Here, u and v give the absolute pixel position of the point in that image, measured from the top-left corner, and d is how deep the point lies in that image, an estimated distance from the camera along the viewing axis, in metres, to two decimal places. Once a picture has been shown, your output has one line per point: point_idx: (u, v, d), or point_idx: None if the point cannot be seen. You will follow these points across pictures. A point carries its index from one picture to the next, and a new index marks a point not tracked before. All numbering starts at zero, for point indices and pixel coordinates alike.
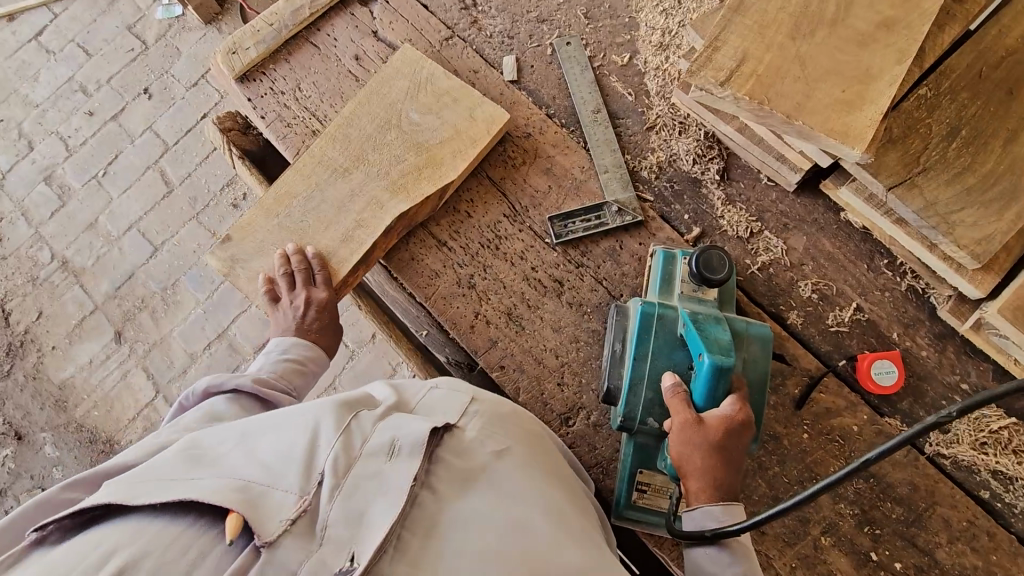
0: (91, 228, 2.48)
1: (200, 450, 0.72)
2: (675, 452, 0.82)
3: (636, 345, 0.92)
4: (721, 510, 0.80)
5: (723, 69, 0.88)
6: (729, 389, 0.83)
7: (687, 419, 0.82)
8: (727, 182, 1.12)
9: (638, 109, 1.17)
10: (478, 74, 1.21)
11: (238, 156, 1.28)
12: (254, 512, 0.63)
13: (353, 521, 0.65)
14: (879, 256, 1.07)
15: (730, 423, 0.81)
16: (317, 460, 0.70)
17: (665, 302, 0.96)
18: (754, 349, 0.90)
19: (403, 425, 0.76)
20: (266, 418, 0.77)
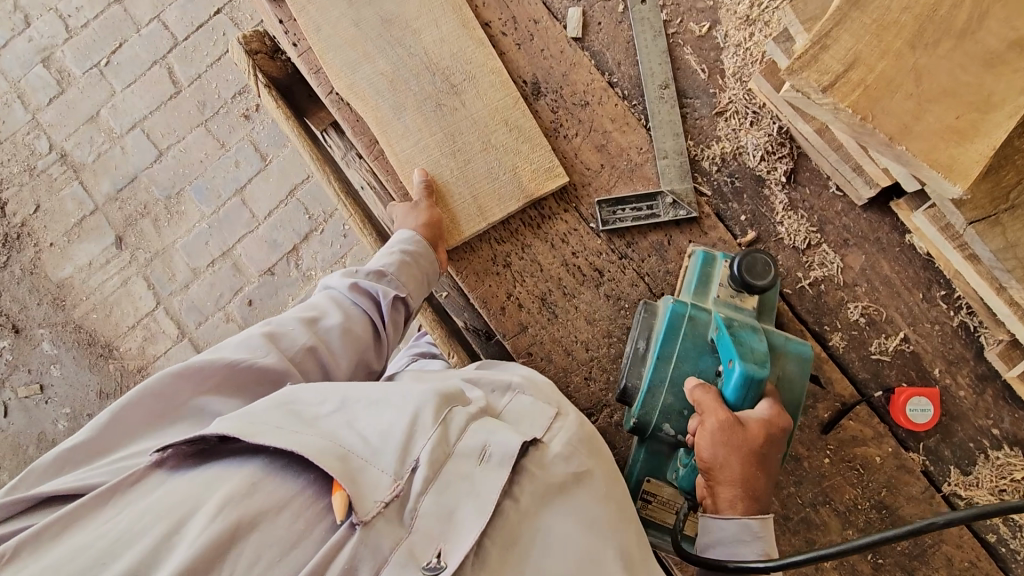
0: (92, 122, 2.33)
1: (300, 408, 0.70)
2: (708, 455, 0.79)
3: (662, 345, 0.90)
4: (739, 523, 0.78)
5: (828, 72, 0.77)
6: (762, 392, 0.81)
7: (726, 420, 0.78)
8: (792, 185, 1.04)
9: (709, 90, 1.06)
10: (539, 24, 1.08)
11: (264, 84, 1.15)
12: (354, 487, 0.62)
13: (442, 517, 0.64)
14: (936, 286, 1.02)
15: (770, 427, 0.79)
16: (415, 446, 0.68)
17: (699, 305, 0.92)
18: (791, 368, 0.88)
19: (496, 430, 0.72)
20: (366, 389, 0.74)
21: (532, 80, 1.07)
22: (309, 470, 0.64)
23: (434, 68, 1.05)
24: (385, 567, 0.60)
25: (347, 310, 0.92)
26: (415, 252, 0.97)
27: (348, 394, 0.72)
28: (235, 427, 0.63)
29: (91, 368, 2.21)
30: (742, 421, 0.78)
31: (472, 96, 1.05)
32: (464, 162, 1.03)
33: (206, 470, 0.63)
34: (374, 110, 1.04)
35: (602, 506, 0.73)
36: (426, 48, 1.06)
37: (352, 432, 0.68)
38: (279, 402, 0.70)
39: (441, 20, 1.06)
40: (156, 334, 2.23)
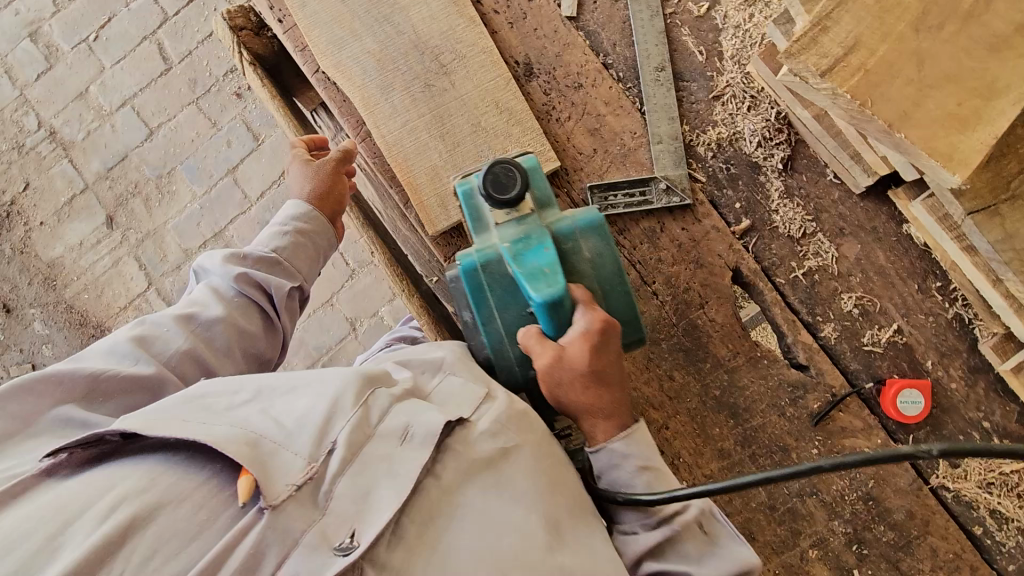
0: (81, 98, 2.29)
1: (212, 401, 0.71)
2: (582, 399, 0.81)
3: (479, 309, 0.85)
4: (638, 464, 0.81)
5: (827, 56, 0.74)
6: (573, 305, 0.80)
7: (552, 361, 0.78)
8: (789, 172, 1.02)
9: (706, 73, 1.03)
10: (533, 3, 1.04)
11: (250, 62, 1.12)
12: (260, 469, 0.63)
13: (358, 499, 0.66)
14: (932, 277, 1.00)
15: (592, 337, 0.78)
16: (333, 428, 0.70)
17: (480, 244, 0.85)
18: (593, 244, 0.85)
19: (419, 412, 0.74)
20: (284, 377, 0.75)
21: (524, 61, 1.04)
22: (217, 461, 0.66)
23: (423, 48, 1.02)
24: (292, 552, 0.61)
25: (230, 302, 0.92)
26: (305, 231, 1.01)
27: (264, 383, 0.74)
28: (134, 424, 0.64)
29: (83, 349, 2.20)
30: (565, 355, 0.78)
31: (462, 77, 1.02)
32: (454, 145, 1.00)
33: (100, 471, 0.64)
34: (361, 90, 1.01)
35: (531, 480, 0.74)
36: (415, 26, 1.03)
37: (266, 420, 0.69)
38: (192, 396, 0.71)
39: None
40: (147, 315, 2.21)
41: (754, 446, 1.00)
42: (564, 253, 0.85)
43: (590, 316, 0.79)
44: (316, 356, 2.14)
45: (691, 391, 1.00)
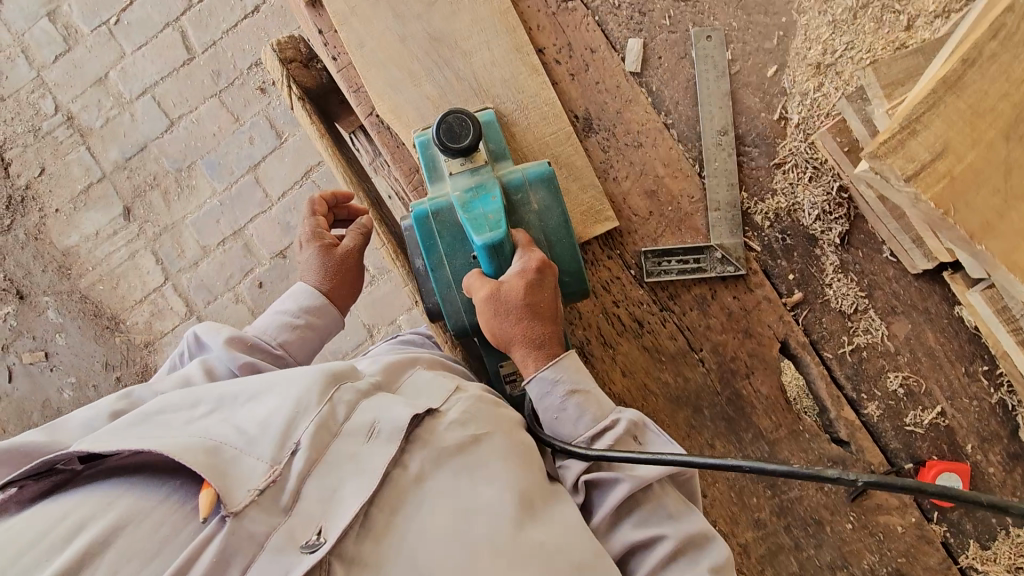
0: (100, 84, 2.23)
1: (172, 417, 0.75)
2: (516, 331, 0.84)
3: (429, 255, 0.91)
4: (591, 418, 0.82)
5: (914, 160, 0.73)
6: (513, 249, 0.85)
7: (488, 293, 0.83)
8: (845, 247, 1.01)
9: (770, 139, 1.01)
10: (596, 54, 1.01)
11: (299, 97, 1.08)
12: (220, 479, 0.66)
13: (325, 498, 0.69)
14: (979, 361, 1.00)
15: (529, 276, 0.83)
16: (295, 431, 0.73)
17: (434, 194, 0.92)
18: (541, 195, 0.90)
19: (385, 407, 0.77)
20: (245, 388, 0.79)
21: (584, 115, 1.01)
22: (179, 476, 0.70)
23: (482, 96, 0.99)
24: (260, 552, 0.64)
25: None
26: (306, 323, 1.02)
27: (225, 394, 0.79)
28: (92, 445, 0.69)
29: (97, 340, 2.18)
30: (502, 288, 0.82)
31: (521, 131, 0.99)
32: None
33: (60, 499, 0.68)
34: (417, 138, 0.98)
35: (498, 467, 0.76)
36: (476, 73, 0.99)
37: (226, 428, 0.73)
38: (152, 416, 0.76)
39: (493, 40, 1.00)
40: (163, 310, 2.19)
41: (789, 516, 1.01)
42: (513, 204, 0.90)
43: (528, 255, 0.84)
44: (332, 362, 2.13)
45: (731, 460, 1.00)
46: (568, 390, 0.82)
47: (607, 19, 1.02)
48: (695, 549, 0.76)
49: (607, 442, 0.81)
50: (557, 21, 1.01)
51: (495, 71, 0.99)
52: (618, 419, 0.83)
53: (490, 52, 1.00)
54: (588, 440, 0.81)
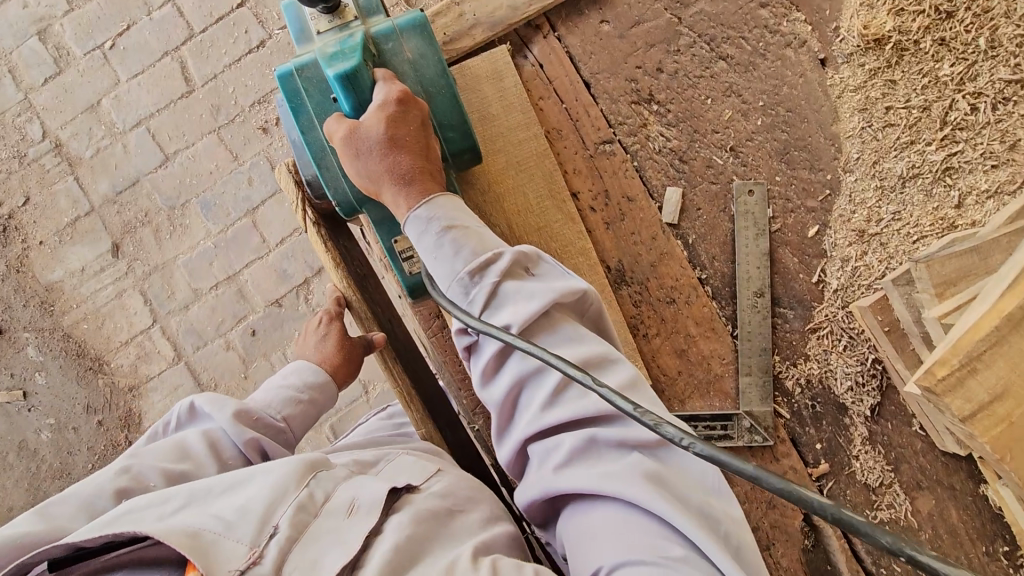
0: (91, 111, 2.12)
1: (141, 512, 0.67)
2: (378, 171, 0.78)
3: (298, 118, 0.85)
4: (470, 252, 0.71)
5: (971, 400, 0.69)
6: (370, 86, 0.80)
7: (346, 133, 0.78)
8: (875, 419, 0.97)
9: (806, 303, 0.97)
10: (633, 202, 0.96)
11: (314, 220, 1.01)
12: (200, 560, 0.59)
13: (308, 567, 0.61)
14: (1001, 541, 0.98)
15: (388, 110, 0.78)
16: (275, 513, 0.65)
17: (302, 53, 0.85)
18: (413, 43, 0.84)
19: (364, 487, 0.72)
20: (223, 479, 0.71)
21: (616, 265, 0.96)
22: (159, 570, 0.61)
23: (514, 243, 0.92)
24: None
25: (225, 464, 0.81)
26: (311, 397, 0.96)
27: (198, 488, 0.70)
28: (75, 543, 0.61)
29: (78, 382, 2.09)
30: (361, 126, 0.78)
31: None
32: None
33: None
34: None
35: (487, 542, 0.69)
36: (507, 218, 0.93)
37: (203, 517, 0.65)
38: (117, 518, 0.66)
39: (527, 182, 0.93)
40: (150, 354, 2.10)
41: None
42: (382, 53, 0.84)
43: (388, 86, 0.79)
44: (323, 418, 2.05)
45: None
46: (443, 226, 0.74)
47: (646, 164, 0.97)
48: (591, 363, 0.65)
49: (488, 276, 0.70)
50: (594, 164, 0.96)
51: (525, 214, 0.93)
52: (501, 254, 0.71)
53: (522, 195, 0.94)
54: (466, 275, 0.71)
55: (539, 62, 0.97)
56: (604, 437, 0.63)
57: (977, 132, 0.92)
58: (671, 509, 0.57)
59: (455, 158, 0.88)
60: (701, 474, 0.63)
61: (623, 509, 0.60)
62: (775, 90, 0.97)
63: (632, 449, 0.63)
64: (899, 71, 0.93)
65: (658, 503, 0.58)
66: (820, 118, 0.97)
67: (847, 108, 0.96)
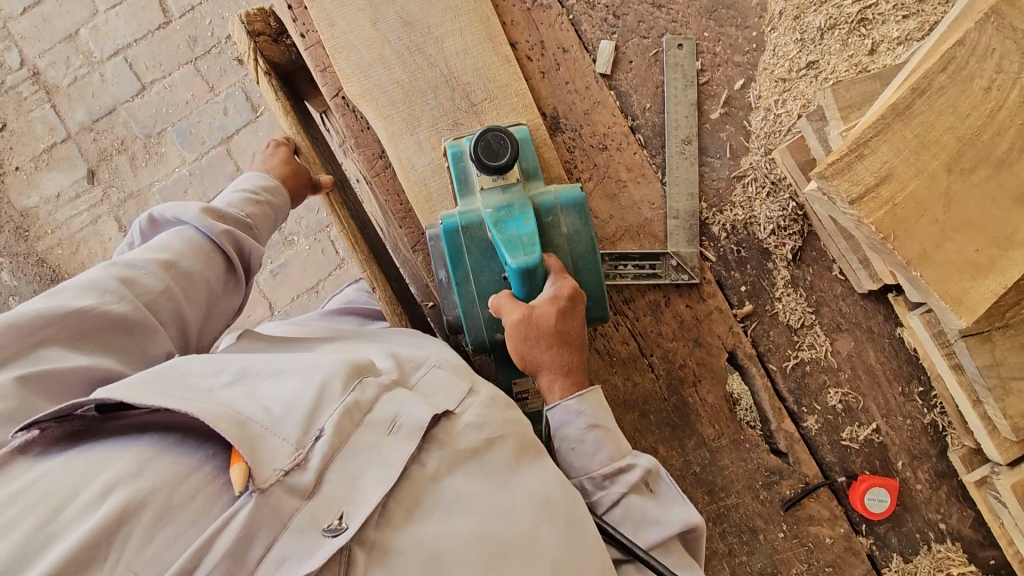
0: (69, 41, 2.16)
1: (188, 375, 0.65)
2: (532, 360, 0.81)
3: (455, 271, 0.87)
4: (608, 455, 0.79)
5: (859, 184, 0.74)
6: (546, 277, 0.81)
7: (520, 317, 0.79)
8: (796, 263, 1.03)
9: (732, 152, 1.02)
10: (568, 54, 1.01)
11: (265, 71, 1.05)
12: (247, 454, 0.58)
13: (346, 482, 0.62)
14: (915, 381, 1.03)
15: (559, 301, 0.79)
16: (323, 412, 0.65)
17: (465, 208, 0.87)
18: (572, 219, 0.87)
19: (409, 400, 0.70)
20: (270, 360, 0.70)
21: (552, 114, 1.01)
22: (209, 446, 0.61)
23: (453, 84, 0.97)
24: (280, 537, 0.57)
25: (206, 254, 0.83)
26: (268, 198, 0.94)
27: (247, 365, 0.69)
28: (116, 394, 0.59)
29: None
30: (533, 313, 0.79)
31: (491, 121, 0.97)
32: None
33: (86, 451, 0.59)
34: (386, 122, 0.97)
35: (517, 472, 0.71)
36: (447, 60, 0.97)
37: (248, 400, 0.64)
38: (165, 374, 0.65)
39: (466, 28, 0.98)
40: None
41: (725, 522, 1.01)
42: (544, 227, 0.86)
43: (561, 283, 0.80)
44: None
45: (674, 464, 1.01)
46: (590, 423, 0.79)
47: (581, 19, 1.02)
48: (667, 501, 0.79)
49: (618, 481, 0.79)
50: (532, 17, 1.01)
51: (464, 57, 0.98)
52: (634, 463, 0.79)
53: (461, 41, 0.98)
54: (599, 474, 0.79)
55: None
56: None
57: None
58: None
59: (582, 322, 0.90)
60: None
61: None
62: None
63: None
64: None
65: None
66: None
67: None
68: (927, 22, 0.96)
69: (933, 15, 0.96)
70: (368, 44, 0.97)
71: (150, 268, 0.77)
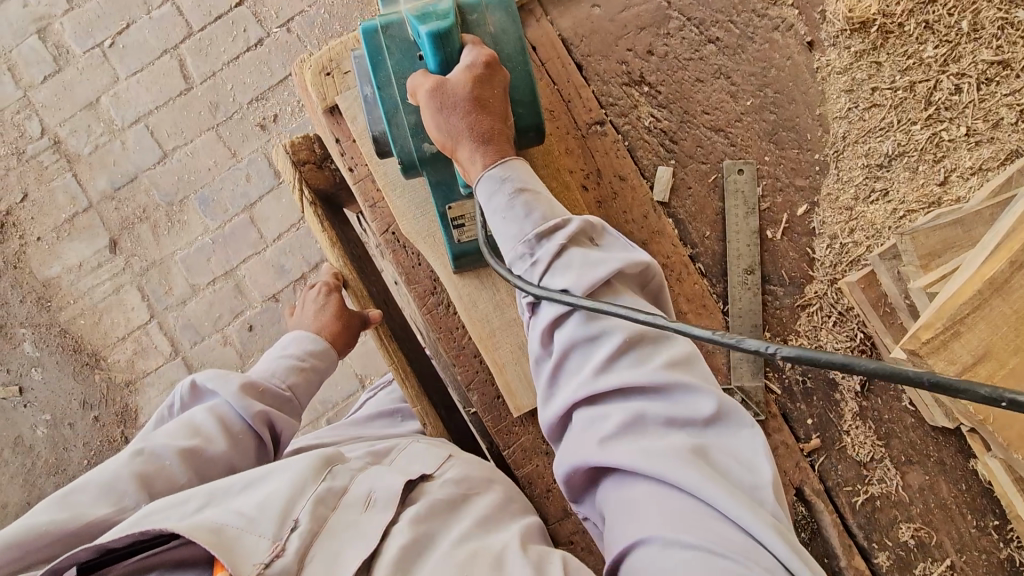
0: (90, 109, 2.14)
1: (161, 509, 0.66)
2: (438, 129, 0.72)
3: (374, 74, 0.78)
4: (541, 214, 0.69)
5: (955, 361, 0.71)
6: (463, 46, 0.73)
7: (432, 87, 0.71)
8: (865, 394, 0.99)
9: (796, 280, 0.99)
10: (625, 181, 0.98)
11: (311, 201, 1.03)
12: (226, 555, 0.59)
13: (329, 556, 0.62)
14: (991, 515, 0.98)
15: (475, 72, 0.71)
16: (294, 507, 0.66)
17: (385, 12, 0.79)
18: (498, 17, 0.79)
19: (379, 480, 0.74)
20: (237, 475, 0.72)
21: None
22: (191, 571, 0.61)
23: None
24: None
25: (234, 437, 0.82)
26: (309, 364, 0.97)
27: (217, 486, 0.70)
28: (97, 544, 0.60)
29: (74, 377, 2.09)
30: (446, 83, 0.71)
31: None
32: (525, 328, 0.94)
33: None
34: (444, 260, 0.94)
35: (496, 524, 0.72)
36: None
37: (223, 512, 0.65)
38: (137, 521, 0.65)
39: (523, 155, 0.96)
40: (148, 349, 2.10)
41: None
42: (465, 24, 0.78)
43: (477, 50, 0.73)
44: (320, 413, 2.03)
45: None
46: (516, 186, 0.70)
47: (637, 146, 1.00)
48: (612, 250, 0.68)
49: (556, 239, 0.68)
50: (586, 143, 0.98)
51: None
52: (570, 220, 0.69)
53: None
54: (535, 235, 0.68)
55: (531, 45, 0.99)
56: (654, 413, 0.58)
57: (960, 112, 0.93)
58: (727, 497, 0.53)
59: (517, 137, 0.81)
60: (741, 444, 0.57)
61: (666, 488, 0.55)
62: (763, 73, 0.99)
63: (682, 428, 0.58)
64: (883, 54, 0.96)
65: (709, 490, 0.53)
66: (806, 99, 0.99)
67: (834, 90, 0.98)
68: (1002, 150, 0.92)
69: (1008, 142, 0.92)
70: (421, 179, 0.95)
71: (174, 457, 0.75)
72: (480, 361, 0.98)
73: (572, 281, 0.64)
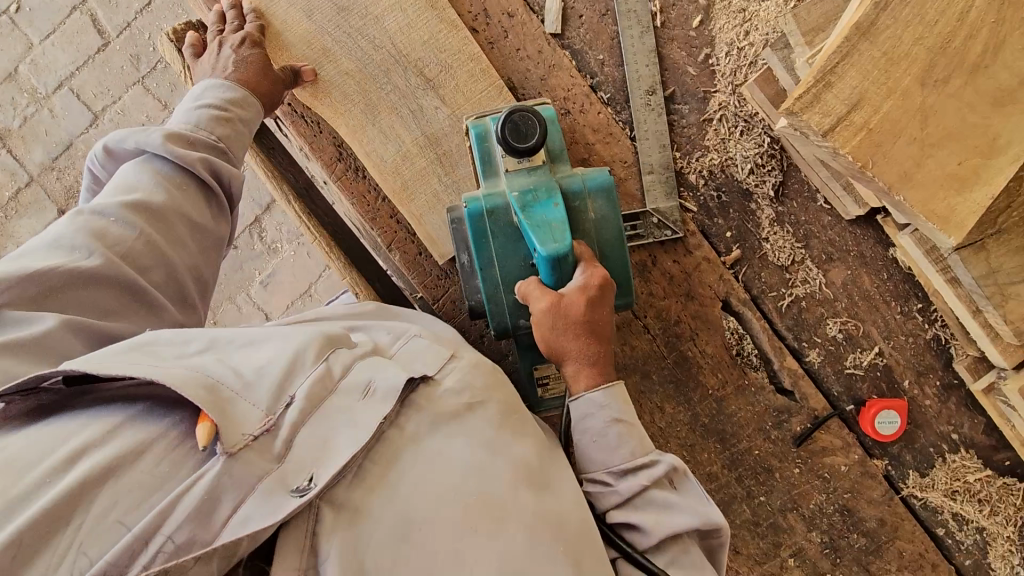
0: (11, 80, 2.09)
1: (158, 345, 0.61)
2: (550, 342, 0.75)
3: (479, 254, 0.80)
4: (629, 452, 0.71)
5: (829, 114, 0.72)
6: (575, 261, 0.75)
7: (550, 304, 0.73)
8: (780, 199, 1.00)
9: (699, 94, 0.98)
10: (514, 18, 0.97)
11: None
12: (217, 416, 0.55)
13: (318, 447, 0.59)
14: (914, 299, 1.01)
15: (590, 292, 0.73)
16: (292, 382, 0.61)
17: (490, 191, 0.81)
18: (599, 204, 0.81)
19: (382, 366, 0.66)
20: (243, 331, 0.66)
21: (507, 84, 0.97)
22: (177, 411, 0.58)
23: (405, 63, 0.94)
24: (249, 496, 0.54)
25: (178, 187, 0.76)
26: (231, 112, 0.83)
27: (219, 334, 0.64)
28: (82, 365, 0.55)
29: None
30: (562, 301, 0.73)
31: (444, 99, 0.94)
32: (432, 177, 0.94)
33: (55, 422, 0.56)
34: (343, 118, 0.94)
35: (505, 433, 0.68)
36: (392, 39, 0.94)
37: (220, 366, 0.60)
38: (133, 344, 0.60)
39: (406, 2, 0.94)
40: None
41: (740, 467, 1.00)
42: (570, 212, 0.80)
43: (591, 271, 0.75)
44: None
45: (681, 420, 1.00)
46: (612, 416, 0.73)
47: None
48: (690, 498, 0.70)
49: (638, 476, 0.71)
50: None
51: (408, 39, 0.94)
52: (656, 460, 0.71)
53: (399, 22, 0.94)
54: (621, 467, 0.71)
55: None
56: None
57: None
58: None
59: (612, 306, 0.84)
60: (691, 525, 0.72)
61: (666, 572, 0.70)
62: None
63: None
64: None
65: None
66: None
67: None
68: None
69: None
70: (308, 42, 0.94)
71: (119, 212, 0.71)
72: (398, 221, 0.98)
73: (635, 510, 0.70)
